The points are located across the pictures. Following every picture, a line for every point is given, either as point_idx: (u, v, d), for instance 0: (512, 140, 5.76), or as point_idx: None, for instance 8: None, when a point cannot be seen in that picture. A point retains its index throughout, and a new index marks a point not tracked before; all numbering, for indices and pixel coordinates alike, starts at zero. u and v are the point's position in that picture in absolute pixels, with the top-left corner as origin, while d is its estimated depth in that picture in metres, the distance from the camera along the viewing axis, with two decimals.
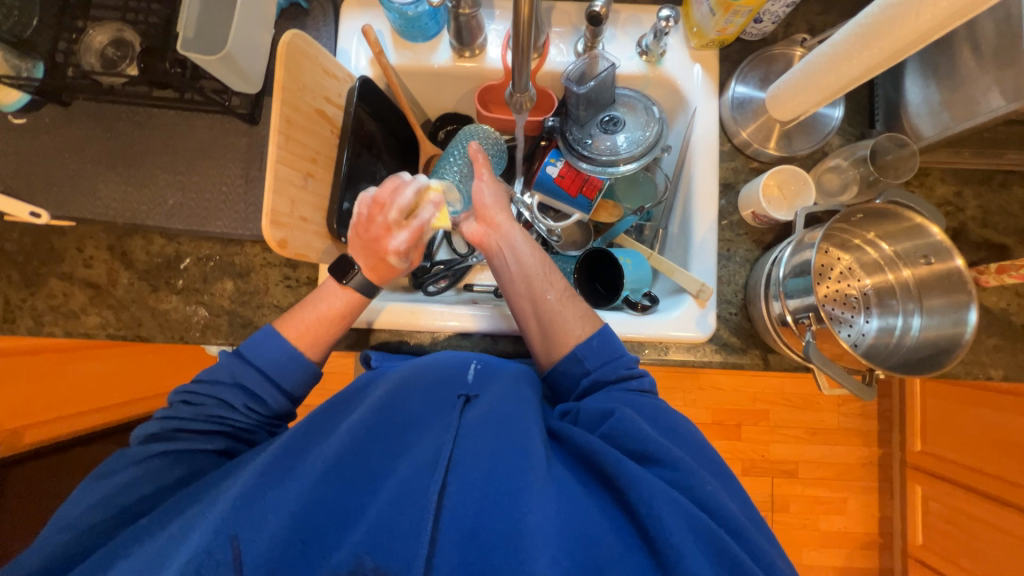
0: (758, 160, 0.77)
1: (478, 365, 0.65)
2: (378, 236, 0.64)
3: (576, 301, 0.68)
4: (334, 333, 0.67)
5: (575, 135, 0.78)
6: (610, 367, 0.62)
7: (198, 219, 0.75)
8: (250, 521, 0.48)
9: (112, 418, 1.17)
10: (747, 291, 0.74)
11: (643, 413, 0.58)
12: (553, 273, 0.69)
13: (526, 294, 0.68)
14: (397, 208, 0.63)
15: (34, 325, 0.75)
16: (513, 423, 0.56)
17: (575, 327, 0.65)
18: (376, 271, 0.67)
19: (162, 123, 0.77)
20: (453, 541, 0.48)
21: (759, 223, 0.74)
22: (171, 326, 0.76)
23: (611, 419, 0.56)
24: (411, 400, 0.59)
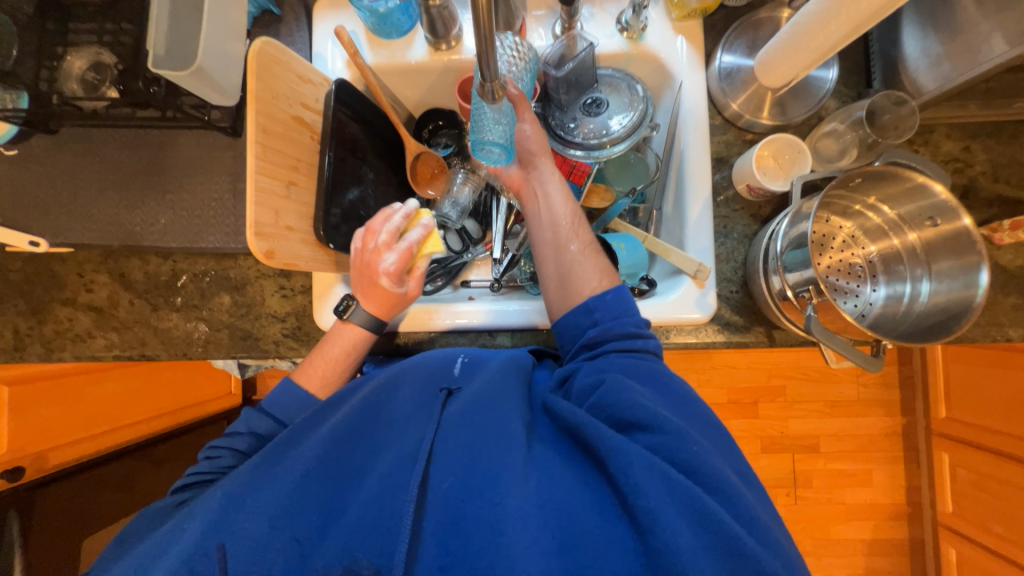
0: (752, 131, 0.75)
1: (465, 359, 0.65)
2: (370, 260, 0.64)
3: (598, 255, 0.67)
4: (340, 373, 0.68)
5: (558, 119, 0.77)
6: (623, 321, 0.61)
7: (191, 236, 0.76)
8: (237, 517, 0.50)
9: (129, 439, 1.20)
10: (747, 268, 0.72)
11: (634, 377, 0.57)
12: (581, 224, 0.68)
13: (551, 241, 0.67)
14: (386, 232, 0.64)
15: (45, 351, 0.77)
16: (495, 410, 0.56)
17: (592, 279, 0.65)
18: (374, 302, 0.66)
19: (148, 143, 0.77)
20: (433, 523, 0.48)
21: (755, 197, 0.72)
22: (174, 343, 0.77)
23: (599, 390, 0.55)
24: (394, 395, 0.61)
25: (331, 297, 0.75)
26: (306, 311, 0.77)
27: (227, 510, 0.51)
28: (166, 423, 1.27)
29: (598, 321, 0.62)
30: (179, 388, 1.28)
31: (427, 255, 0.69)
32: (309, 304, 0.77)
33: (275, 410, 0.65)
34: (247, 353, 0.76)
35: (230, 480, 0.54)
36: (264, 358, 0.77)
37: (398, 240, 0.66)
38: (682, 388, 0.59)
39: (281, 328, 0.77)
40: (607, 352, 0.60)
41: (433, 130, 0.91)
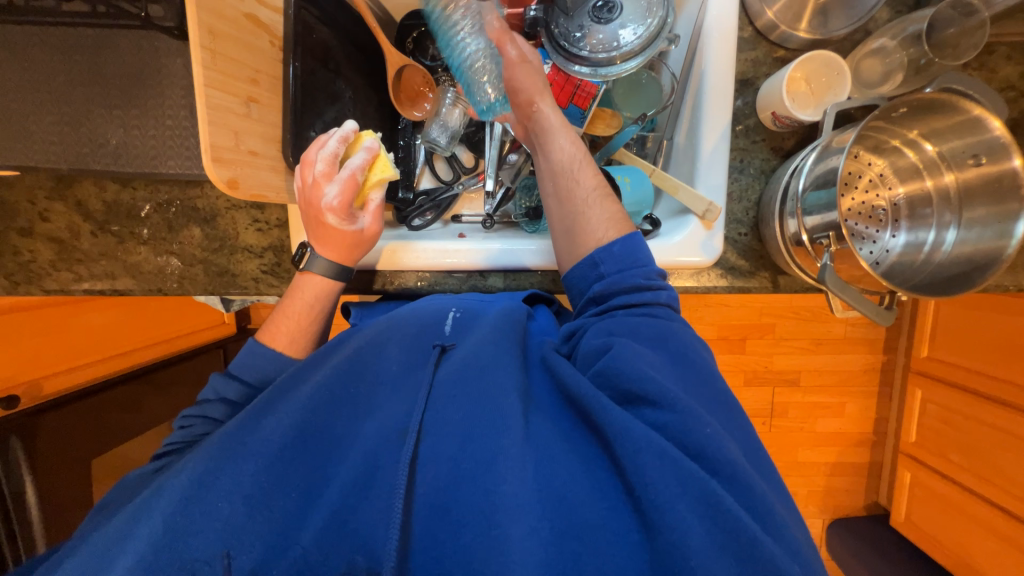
0: (785, 47, 0.65)
1: (457, 313, 0.66)
2: (313, 197, 0.59)
3: (608, 201, 0.61)
4: (307, 328, 0.66)
5: (562, 28, 0.65)
6: (628, 272, 0.58)
7: (148, 159, 0.68)
8: (235, 462, 0.52)
9: (120, 371, 1.19)
10: (760, 209, 0.67)
11: (646, 343, 0.55)
12: (587, 168, 0.62)
13: (553, 192, 0.63)
14: (322, 159, 0.58)
15: (9, 284, 0.73)
16: (487, 380, 0.57)
17: (599, 230, 0.60)
18: (329, 245, 0.63)
19: (82, 44, 0.66)
20: (433, 480, 0.50)
21: (779, 127, 0.64)
22: (145, 278, 0.73)
23: (606, 355, 0.55)
24: (391, 351, 0.62)
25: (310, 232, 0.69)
26: (283, 246, 0.72)
27: (224, 454, 0.52)
28: (155, 354, 1.27)
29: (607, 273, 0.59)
30: (167, 320, 1.27)
31: (377, 185, 0.64)
32: (287, 239, 0.71)
33: (245, 373, 0.63)
34: (226, 290, 0.73)
35: (227, 426, 0.55)
36: (244, 295, 0.74)
37: (339, 168, 0.59)
38: (698, 351, 0.57)
39: (259, 264, 0.72)
40: (614, 310, 0.59)
41: (417, 37, 0.79)
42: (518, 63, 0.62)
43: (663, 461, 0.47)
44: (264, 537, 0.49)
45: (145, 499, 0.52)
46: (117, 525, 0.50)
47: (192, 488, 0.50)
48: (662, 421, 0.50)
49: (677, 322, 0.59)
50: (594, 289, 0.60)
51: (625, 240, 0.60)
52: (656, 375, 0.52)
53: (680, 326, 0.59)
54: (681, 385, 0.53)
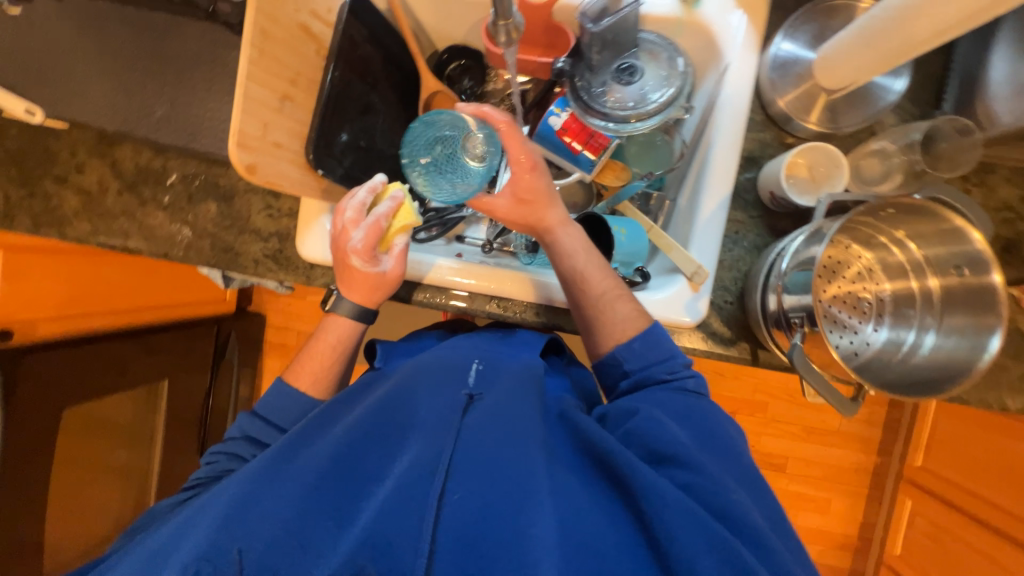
0: (793, 134, 0.68)
1: (480, 364, 0.65)
2: (341, 241, 0.66)
3: (626, 300, 0.64)
4: (328, 367, 0.70)
5: (585, 81, 0.69)
6: (653, 369, 0.61)
7: (185, 134, 0.73)
8: (269, 488, 0.50)
9: (98, 327, 1.19)
10: (748, 280, 0.68)
11: (673, 416, 0.57)
12: (603, 267, 0.65)
13: (569, 295, 0.66)
14: (353, 207, 0.66)
15: (32, 225, 0.77)
16: (517, 425, 0.55)
17: (616, 329, 0.64)
18: (357, 293, 0.69)
19: (155, 26, 0.73)
20: (462, 519, 0.48)
21: (776, 206, 0.66)
22: (156, 242, 0.76)
23: (635, 419, 0.56)
24: (420, 394, 0.60)
25: (318, 227, 0.72)
26: (289, 236, 0.74)
27: (261, 479, 0.51)
28: (131, 321, 1.28)
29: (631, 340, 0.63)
30: (164, 288, 1.34)
31: (400, 231, 0.68)
32: (294, 229, 0.74)
33: (273, 416, 0.67)
34: (226, 267, 0.75)
35: (260, 458, 0.55)
36: (243, 275, 0.76)
37: (366, 216, 0.66)
38: (722, 426, 0.58)
39: (262, 248, 0.74)
40: (651, 389, 0.61)
41: (455, 69, 0.84)
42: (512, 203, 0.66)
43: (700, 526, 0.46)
44: (289, 568, 0.45)
45: (181, 521, 0.51)
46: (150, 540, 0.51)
47: (230, 507, 0.49)
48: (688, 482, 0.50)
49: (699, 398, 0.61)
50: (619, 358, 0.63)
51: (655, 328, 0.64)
52: (682, 441, 0.53)
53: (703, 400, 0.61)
54: (708, 452, 0.54)
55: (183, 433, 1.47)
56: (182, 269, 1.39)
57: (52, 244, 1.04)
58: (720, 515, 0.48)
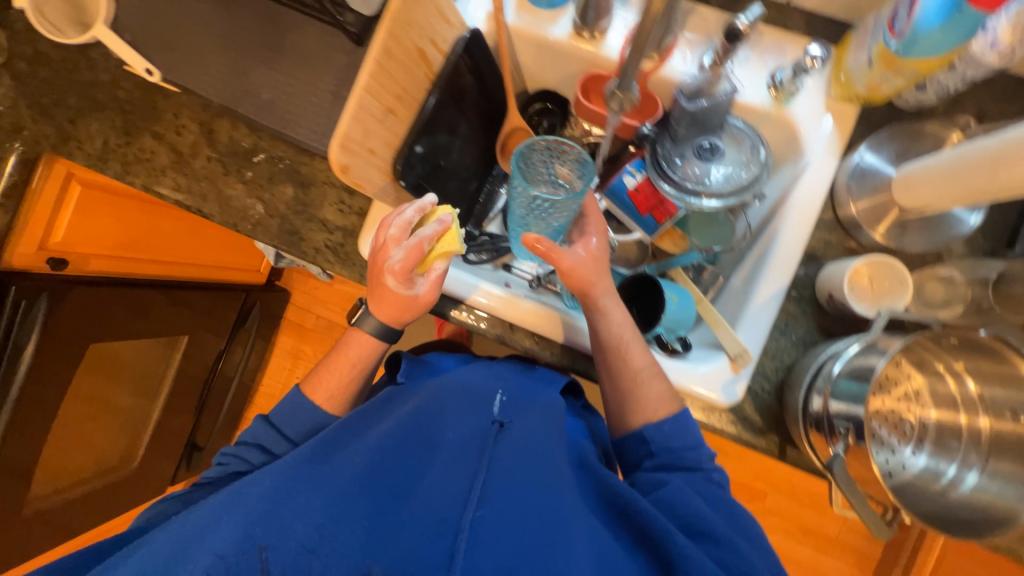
0: (858, 241, 0.69)
1: (503, 397, 0.72)
2: (381, 255, 0.67)
3: (662, 379, 0.66)
4: (343, 384, 0.76)
5: (665, 150, 0.72)
6: (680, 455, 0.64)
7: (283, 119, 0.78)
8: (311, 488, 0.57)
9: (139, 272, 1.23)
10: (789, 374, 0.67)
11: (699, 492, 0.61)
12: (642, 344, 0.67)
13: (604, 364, 0.68)
14: (396, 225, 0.66)
15: (121, 171, 0.82)
16: (543, 464, 0.62)
17: (648, 405, 0.66)
18: (386, 308, 0.71)
19: (280, 20, 0.79)
20: (496, 549, 0.53)
21: (832, 308, 0.67)
22: (230, 212, 0.80)
23: (662, 490, 0.61)
24: (450, 418, 0.66)
25: None
26: (353, 233, 0.77)
27: (302, 479, 0.58)
28: (169, 273, 1.31)
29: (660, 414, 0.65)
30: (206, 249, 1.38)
31: (440, 256, 0.69)
32: (359, 228, 0.77)
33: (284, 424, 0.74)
34: (287, 248, 0.78)
35: (299, 452, 0.62)
36: (300, 260, 0.78)
37: (409, 236, 0.66)
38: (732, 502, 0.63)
39: (325, 239, 0.77)
40: (671, 473, 0.63)
41: (540, 109, 0.88)
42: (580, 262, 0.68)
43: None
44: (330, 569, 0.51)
45: (214, 512, 0.55)
46: (198, 522, 0.55)
47: (271, 503, 0.55)
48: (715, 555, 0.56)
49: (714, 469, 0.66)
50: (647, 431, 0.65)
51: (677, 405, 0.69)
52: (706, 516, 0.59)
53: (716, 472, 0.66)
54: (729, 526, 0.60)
55: (188, 390, 1.49)
56: (228, 235, 1.43)
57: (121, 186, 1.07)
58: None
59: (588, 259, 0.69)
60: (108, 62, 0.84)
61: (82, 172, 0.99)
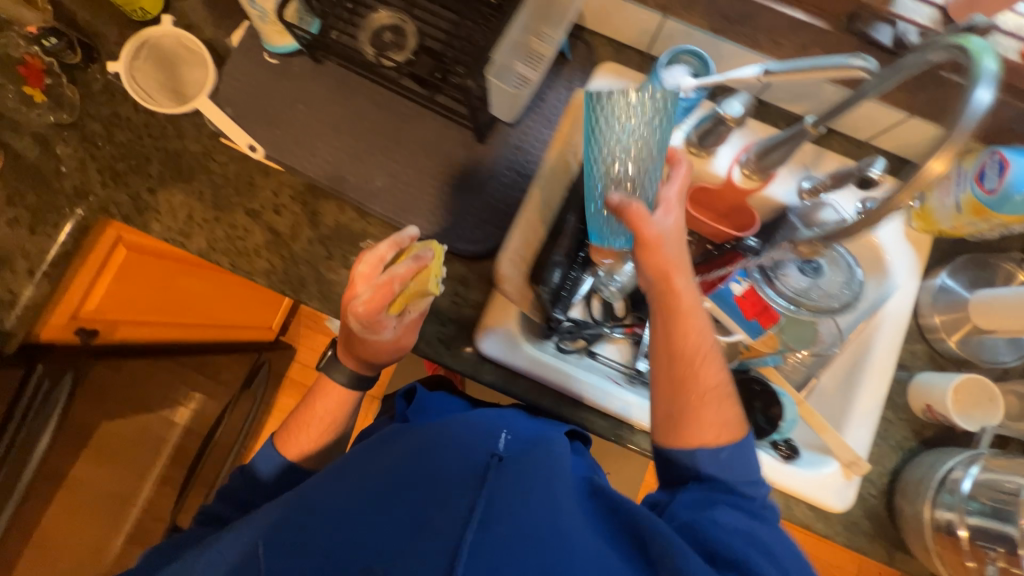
0: (938, 352, 0.77)
1: (509, 436, 0.61)
2: (351, 290, 0.65)
3: (727, 404, 0.61)
4: (315, 441, 0.76)
5: (773, 262, 0.79)
6: (735, 482, 0.57)
7: (397, 208, 0.77)
8: (291, 537, 0.51)
9: (160, 337, 1.11)
10: (894, 479, 0.72)
11: (743, 525, 0.53)
12: (717, 359, 0.62)
13: (670, 372, 0.61)
14: (367, 260, 0.65)
15: (206, 249, 0.77)
16: (541, 499, 0.51)
17: (711, 427, 0.59)
18: (359, 349, 0.70)
19: (397, 109, 0.80)
20: None
21: (927, 417, 0.73)
22: (332, 299, 0.75)
23: (705, 517, 0.54)
24: (445, 454, 0.56)
25: (504, 328, 0.73)
26: (467, 327, 0.75)
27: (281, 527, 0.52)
28: (188, 335, 1.20)
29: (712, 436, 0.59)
30: (225, 307, 1.27)
31: (415, 297, 0.65)
32: (474, 321, 0.75)
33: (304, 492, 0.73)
34: None
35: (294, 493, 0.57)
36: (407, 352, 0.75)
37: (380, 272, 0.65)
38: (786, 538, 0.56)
39: (437, 331, 0.75)
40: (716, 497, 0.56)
41: None
42: (654, 243, 0.60)
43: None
44: None
45: (212, 551, 0.54)
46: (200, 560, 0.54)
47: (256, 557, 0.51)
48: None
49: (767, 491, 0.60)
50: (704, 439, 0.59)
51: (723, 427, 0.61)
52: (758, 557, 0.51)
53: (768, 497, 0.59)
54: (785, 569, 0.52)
55: (178, 462, 1.32)
56: (251, 293, 1.33)
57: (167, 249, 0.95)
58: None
59: (671, 234, 0.63)
60: (200, 133, 0.80)
61: (132, 236, 0.88)
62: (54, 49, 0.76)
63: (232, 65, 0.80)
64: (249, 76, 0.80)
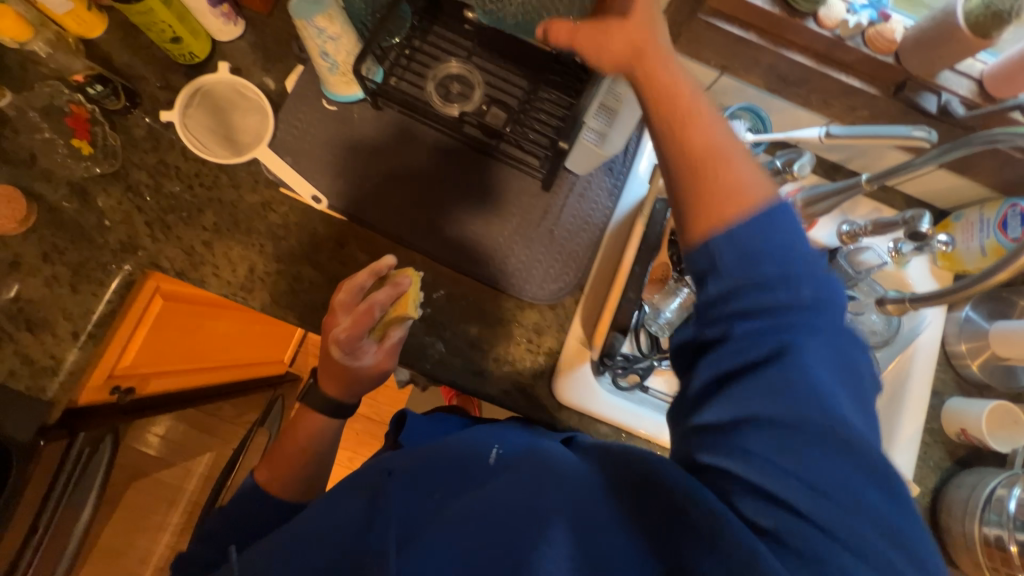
0: (964, 378, 0.85)
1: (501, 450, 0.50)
2: (332, 321, 0.68)
3: (746, 164, 0.45)
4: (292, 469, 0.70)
5: None
6: (755, 281, 0.41)
7: (467, 256, 0.78)
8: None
9: (188, 385, 1.05)
10: (935, 497, 0.79)
11: (778, 388, 0.39)
12: (716, 115, 0.47)
13: (665, 136, 0.48)
14: (345, 294, 0.67)
15: (270, 303, 0.74)
16: (517, 519, 0.42)
17: (732, 182, 0.44)
18: (333, 385, 0.70)
19: (460, 157, 0.81)
20: None
21: (961, 439, 0.80)
22: (407, 351, 0.75)
23: (728, 389, 0.40)
24: (435, 475, 0.48)
25: (579, 374, 0.74)
26: (543, 374, 0.76)
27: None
28: (213, 379, 1.13)
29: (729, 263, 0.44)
30: (248, 346, 1.21)
31: (396, 322, 0.68)
32: (550, 368, 0.76)
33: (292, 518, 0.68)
34: (472, 388, 0.75)
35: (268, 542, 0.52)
36: (484, 400, 0.75)
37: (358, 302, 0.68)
38: (859, 369, 0.40)
39: (514, 380, 0.76)
40: (740, 330, 0.41)
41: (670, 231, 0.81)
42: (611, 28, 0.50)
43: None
44: None
45: None
46: None
47: None
48: (822, 529, 0.36)
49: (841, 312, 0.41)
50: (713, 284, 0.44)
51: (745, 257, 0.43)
52: (781, 457, 0.38)
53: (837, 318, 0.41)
54: (841, 435, 0.38)
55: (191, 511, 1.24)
56: (269, 328, 1.28)
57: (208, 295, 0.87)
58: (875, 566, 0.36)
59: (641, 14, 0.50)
60: (257, 182, 0.77)
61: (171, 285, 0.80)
62: (97, 96, 0.72)
63: (289, 112, 0.79)
64: (308, 123, 0.79)
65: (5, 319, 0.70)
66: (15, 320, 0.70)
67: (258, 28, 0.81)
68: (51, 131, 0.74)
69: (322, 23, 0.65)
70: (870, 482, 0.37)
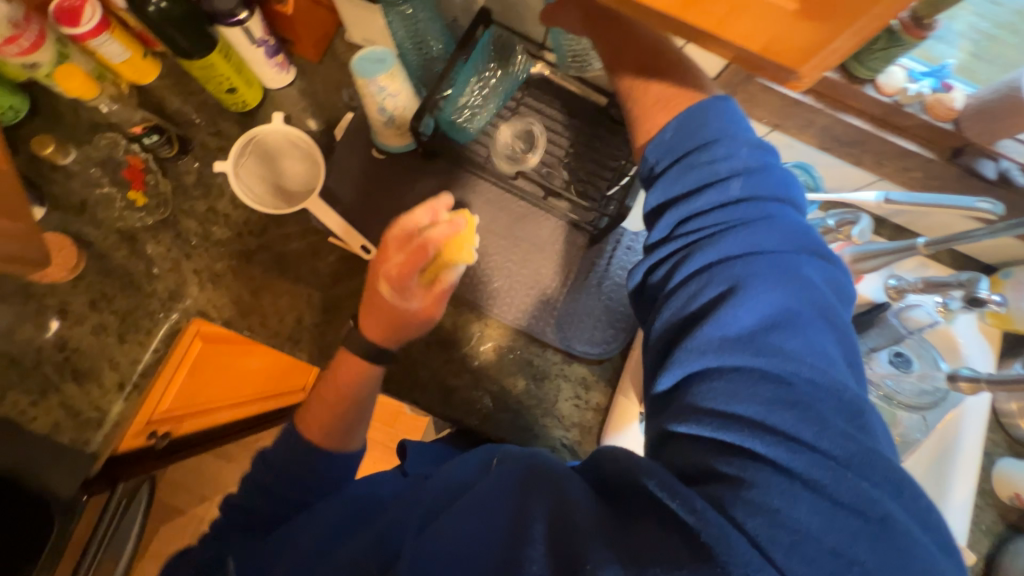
0: (1015, 439, 0.83)
1: (502, 459, 0.44)
2: (384, 253, 0.60)
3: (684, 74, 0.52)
4: (336, 418, 0.59)
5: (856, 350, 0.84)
6: (696, 190, 0.47)
7: (518, 310, 0.77)
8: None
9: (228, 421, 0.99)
10: (989, 562, 0.78)
11: (717, 283, 0.43)
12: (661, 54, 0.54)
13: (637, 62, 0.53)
14: (398, 229, 0.59)
15: (317, 353, 0.73)
16: (493, 521, 0.40)
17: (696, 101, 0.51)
18: (377, 325, 0.60)
19: (509, 208, 0.80)
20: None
21: (1014, 503, 0.78)
22: (454, 406, 0.74)
23: (680, 286, 0.45)
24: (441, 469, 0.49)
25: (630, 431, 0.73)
26: (592, 432, 0.75)
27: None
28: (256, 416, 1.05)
29: (673, 233, 0.48)
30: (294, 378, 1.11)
31: (451, 265, 0.59)
32: (598, 426, 0.75)
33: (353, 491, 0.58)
34: (520, 445, 0.73)
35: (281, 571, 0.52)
36: None
37: (414, 238, 0.59)
38: (799, 301, 0.41)
39: (562, 437, 0.74)
40: (683, 239, 0.47)
41: None
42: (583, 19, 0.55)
43: (806, 545, 0.33)
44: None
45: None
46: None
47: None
48: (784, 472, 0.36)
49: (773, 242, 0.43)
50: (661, 254, 0.49)
51: (678, 222, 0.48)
52: (723, 362, 0.40)
53: (770, 251, 0.43)
54: (786, 370, 0.39)
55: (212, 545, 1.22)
56: None
57: (250, 347, 0.85)
58: (836, 499, 0.35)
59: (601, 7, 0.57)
60: (306, 232, 0.77)
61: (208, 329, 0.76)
62: (152, 146, 0.73)
63: (338, 160, 0.79)
64: (357, 171, 0.79)
65: (51, 369, 0.69)
66: (61, 371, 0.69)
67: (308, 75, 0.82)
68: (109, 185, 0.75)
69: (385, 82, 0.66)
70: (821, 412, 0.37)
